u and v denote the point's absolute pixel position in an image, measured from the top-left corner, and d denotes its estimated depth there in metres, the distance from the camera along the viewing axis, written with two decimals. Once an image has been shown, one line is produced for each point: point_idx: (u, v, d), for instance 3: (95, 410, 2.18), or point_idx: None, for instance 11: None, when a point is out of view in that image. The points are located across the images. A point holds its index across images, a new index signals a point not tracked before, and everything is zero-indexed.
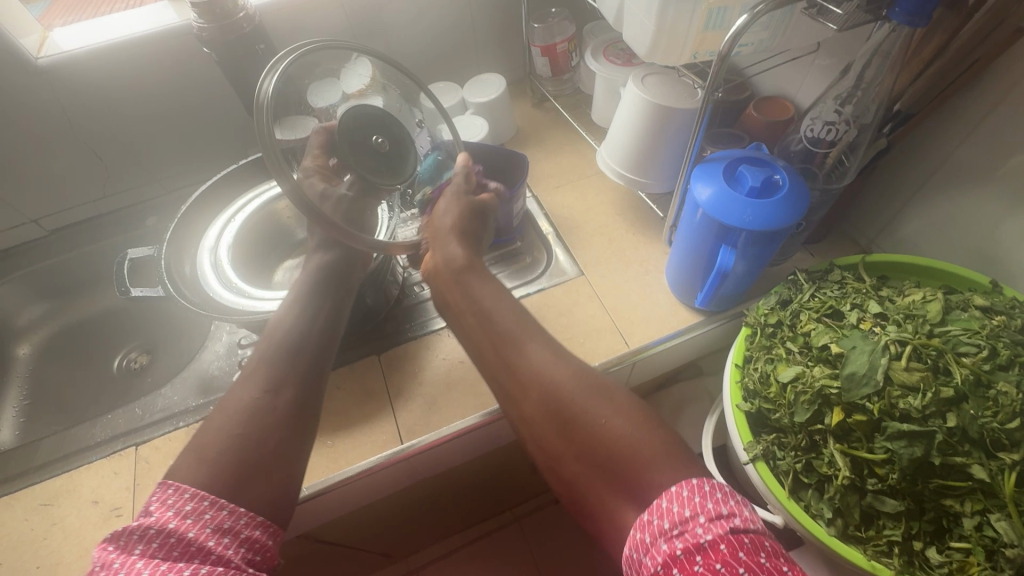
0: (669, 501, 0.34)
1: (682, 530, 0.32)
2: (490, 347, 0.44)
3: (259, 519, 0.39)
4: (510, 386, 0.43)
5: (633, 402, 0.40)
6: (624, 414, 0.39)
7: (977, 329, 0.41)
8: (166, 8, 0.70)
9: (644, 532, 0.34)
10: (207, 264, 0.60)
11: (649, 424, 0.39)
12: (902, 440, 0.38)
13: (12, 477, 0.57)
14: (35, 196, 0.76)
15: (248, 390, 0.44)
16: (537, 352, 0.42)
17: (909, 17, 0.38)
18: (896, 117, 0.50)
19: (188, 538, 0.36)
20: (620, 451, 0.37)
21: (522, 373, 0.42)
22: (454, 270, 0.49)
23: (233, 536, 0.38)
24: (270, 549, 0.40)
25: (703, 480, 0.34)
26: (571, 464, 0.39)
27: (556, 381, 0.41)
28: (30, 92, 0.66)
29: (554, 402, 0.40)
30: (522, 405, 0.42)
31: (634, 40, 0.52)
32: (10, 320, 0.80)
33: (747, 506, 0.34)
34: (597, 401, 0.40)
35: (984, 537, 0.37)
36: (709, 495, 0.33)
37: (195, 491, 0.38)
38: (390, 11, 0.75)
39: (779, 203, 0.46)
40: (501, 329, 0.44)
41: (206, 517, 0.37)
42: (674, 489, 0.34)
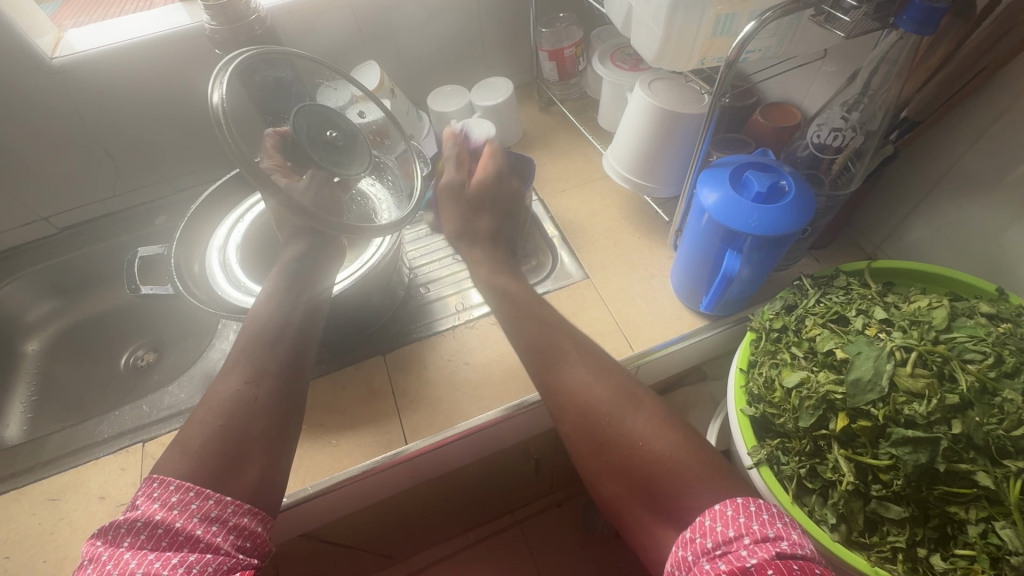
0: (713, 520, 0.34)
1: (725, 551, 0.32)
2: (535, 361, 0.45)
3: (247, 507, 0.39)
4: (555, 402, 0.43)
5: (673, 420, 0.40)
6: (662, 432, 0.39)
7: (983, 336, 0.41)
8: (177, 10, 0.71)
9: (687, 550, 0.34)
10: (216, 263, 0.60)
11: (690, 442, 0.39)
12: (907, 446, 0.38)
13: (20, 472, 0.58)
14: (46, 194, 0.77)
15: (230, 382, 0.44)
16: (579, 368, 0.43)
17: (917, 25, 0.39)
18: (902, 124, 0.50)
19: (176, 528, 0.36)
20: (657, 471, 0.37)
21: (565, 390, 0.43)
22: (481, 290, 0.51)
23: (221, 524, 0.38)
24: (260, 536, 0.40)
25: (749, 501, 0.34)
26: (611, 483, 0.40)
27: (595, 398, 0.41)
28: (44, 91, 0.67)
29: (592, 422, 0.41)
30: (564, 422, 0.42)
31: (642, 46, 0.52)
32: (19, 316, 0.80)
33: (795, 529, 0.33)
34: (637, 419, 0.40)
35: (988, 544, 0.37)
36: (753, 516, 0.33)
37: (180, 484, 0.38)
38: (399, 14, 0.76)
39: (785, 208, 0.47)
40: (546, 343, 0.45)
41: (192, 507, 0.37)
42: (718, 509, 0.34)
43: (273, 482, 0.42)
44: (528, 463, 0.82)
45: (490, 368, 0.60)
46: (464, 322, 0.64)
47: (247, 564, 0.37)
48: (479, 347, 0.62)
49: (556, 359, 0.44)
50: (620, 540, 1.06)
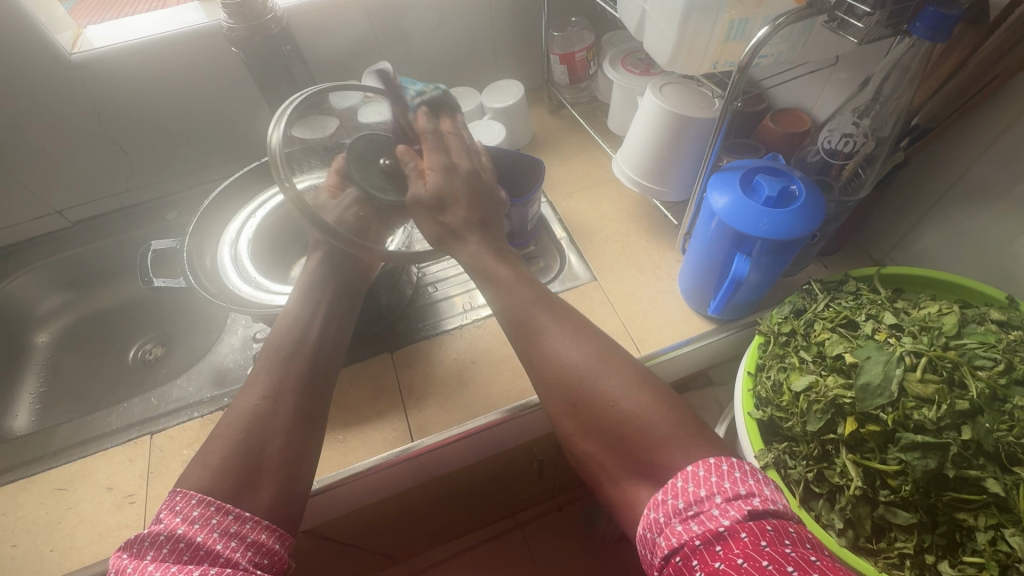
0: (684, 480, 0.33)
1: (697, 511, 0.32)
2: (516, 329, 0.43)
3: (266, 523, 0.39)
4: (531, 366, 0.42)
5: (652, 382, 0.39)
6: (641, 392, 0.38)
7: (994, 343, 0.40)
8: (195, 8, 0.72)
9: (658, 512, 0.34)
10: (228, 257, 0.61)
11: (666, 404, 0.38)
12: (916, 452, 0.38)
13: (30, 461, 0.58)
14: (61, 188, 0.78)
15: (251, 395, 0.45)
16: (557, 333, 0.41)
17: (930, 32, 0.39)
18: (914, 131, 0.51)
19: (196, 542, 0.36)
20: (630, 431, 0.37)
21: (541, 354, 0.41)
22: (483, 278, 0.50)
23: (240, 540, 0.37)
24: (279, 553, 0.39)
25: (722, 460, 0.34)
26: (584, 443, 0.39)
27: (570, 362, 0.40)
28: (62, 87, 0.68)
29: (569, 385, 0.39)
30: (541, 385, 0.41)
31: (654, 50, 0.53)
32: (30, 308, 0.81)
33: (767, 485, 0.33)
34: (612, 380, 0.38)
35: (998, 552, 0.37)
36: (727, 475, 0.33)
37: (201, 497, 0.38)
38: (413, 16, 0.77)
39: (795, 213, 0.47)
40: (526, 309, 0.43)
41: (213, 522, 0.37)
42: (690, 470, 0.34)
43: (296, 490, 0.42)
44: (531, 465, 0.82)
45: (497, 367, 0.60)
46: (471, 322, 0.64)
47: None
48: (486, 346, 0.62)
49: (535, 325, 0.42)
50: (622, 545, 1.06)
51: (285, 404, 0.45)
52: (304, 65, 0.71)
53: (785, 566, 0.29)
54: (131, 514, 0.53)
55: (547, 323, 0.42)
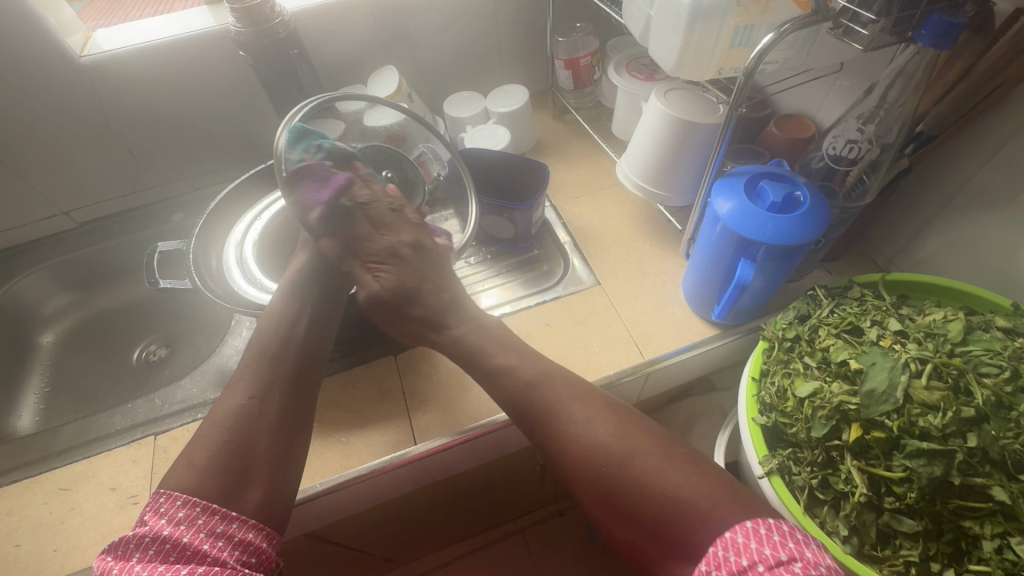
0: (725, 550, 0.35)
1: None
2: (528, 417, 0.46)
3: (252, 523, 0.41)
4: (555, 452, 0.43)
5: (676, 455, 0.40)
6: (669, 465, 0.39)
7: (999, 350, 0.40)
8: (203, 13, 0.72)
9: None
10: (233, 259, 0.61)
11: (694, 475, 0.38)
12: (921, 459, 0.38)
13: (34, 461, 0.58)
14: (68, 189, 0.78)
15: (235, 396, 0.47)
16: (573, 418, 0.43)
17: (934, 39, 0.39)
18: (918, 137, 0.50)
19: (183, 543, 0.38)
20: (666, 513, 0.37)
21: (562, 441, 0.43)
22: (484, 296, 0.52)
23: (226, 539, 0.39)
24: (266, 551, 0.41)
25: (759, 523, 0.35)
26: (624, 529, 0.40)
27: (595, 445, 0.41)
28: (71, 89, 0.69)
29: (597, 472, 0.41)
30: (568, 473, 0.43)
31: (660, 56, 0.53)
32: (35, 308, 0.81)
33: (811, 547, 0.34)
34: (638, 461, 0.40)
35: (1004, 560, 0.36)
36: (765, 540, 0.34)
37: (186, 499, 0.40)
38: (419, 20, 0.77)
39: (800, 218, 0.47)
40: (534, 397, 0.45)
41: (199, 523, 0.39)
42: (730, 537, 0.35)
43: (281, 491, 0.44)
44: (533, 469, 0.82)
45: None
46: None
47: None
48: None
49: (546, 412, 0.44)
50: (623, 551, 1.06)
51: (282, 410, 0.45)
52: (310, 68, 0.71)
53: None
54: (134, 514, 0.53)
55: (559, 404, 0.44)
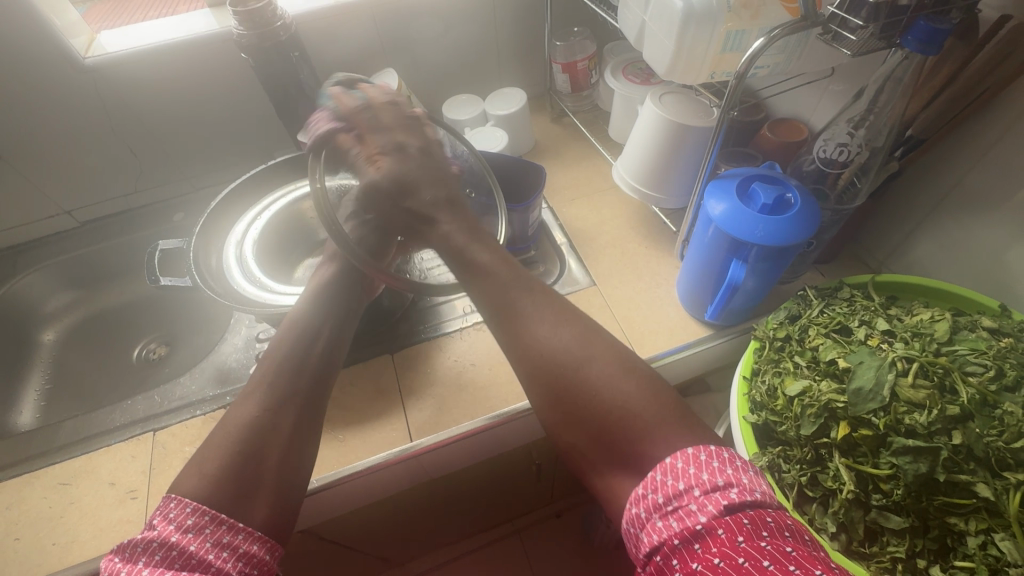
0: (664, 474, 0.34)
1: (676, 506, 0.33)
2: (499, 307, 0.43)
3: (258, 534, 0.39)
4: (514, 351, 0.42)
5: (636, 368, 0.39)
6: (627, 377, 0.38)
7: (984, 349, 0.41)
8: (206, 15, 0.74)
9: (639, 508, 0.34)
10: (233, 257, 0.62)
11: (650, 391, 0.38)
12: (907, 456, 0.38)
13: (34, 456, 0.59)
14: (71, 188, 0.79)
15: (249, 407, 0.44)
16: (539, 317, 0.41)
17: (921, 45, 0.40)
18: (907, 142, 0.52)
19: (189, 551, 0.36)
20: (613, 423, 0.37)
21: (522, 341, 0.41)
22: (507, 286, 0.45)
23: (231, 551, 0.37)
24: (267, 564, 0.39)
25: (700, 450, 0.34)
26: (568, 432, 0.39)
27: (552, 347, 0.40)
28: (75, 90, 0.70)
29: (551, 373, 0.39)
30: (523, 370, 0.41)
31: (653, 59, 0.54)
32: (37, 306, 0.82)
33: (747, 474, 0.34)
34: (594, 370, 0.38)
35: (988, 556, 0.37)
36: (705, 466, 0.33)
37: (196, 506, 0.38)
38: (418, 24, 0.78)
39: (790, 219, 0.48)
40: (506, 291, 0.43)
41: (206, 532, 0.37)
42: (669, 462, 0.34)
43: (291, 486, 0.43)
44: (529, 469, 0.82)
45: (496, 369, 0.61)
46: (472, 324, 0.65)
47: None
48: (485, 349, 0.63)
49: (514, 307, 0.42)
50: (620, 552, 1.06)
51: (278, 406, 0.45)
52: (311, 71, 0.72)
53: (762, 562, 0.29)
54: (132, 509, 0.53)
55: (527, 304, 0.42)
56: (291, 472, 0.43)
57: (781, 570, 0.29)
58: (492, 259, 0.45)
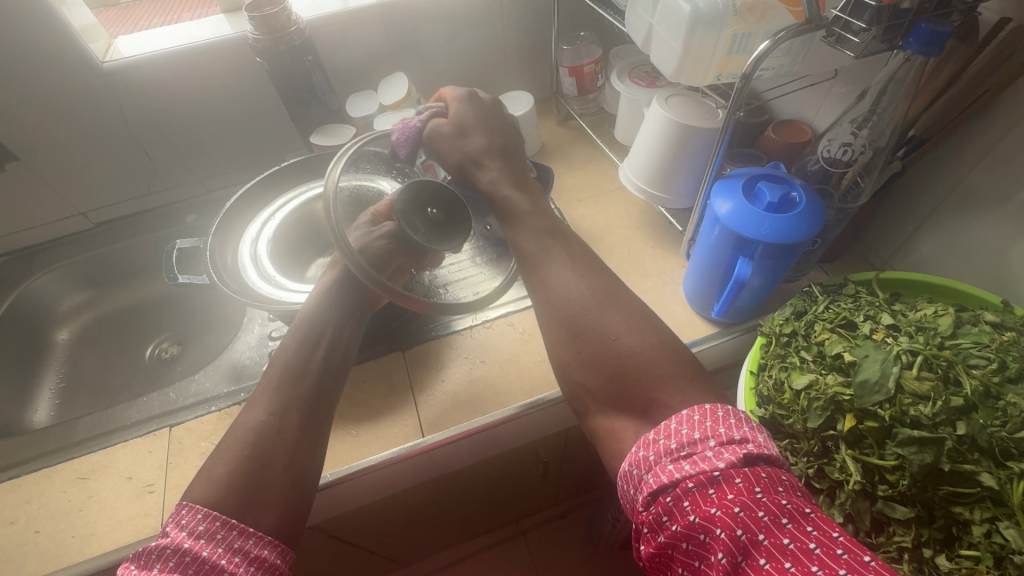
0: (679, 424, 0.36)
1: (691, 452, 0.34)
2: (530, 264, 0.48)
3: (269, 539, 0.40)
4: (541, 300, 0.47)
5: (651, 325, 0.43)
6: (643, 331, 0.42)
7: (987, 342, 0.42)
8: (219, 21, 0.75)
9: (649, 451, 0.36)
10: (248, 257, 0.64)
11: (663, 345, 0.41)
12: (913, 447, 0.39)
13: (50, 452, 0.60)
14: (86, 190, 0.81)
15: (258, 412, 0.46)
16: (567, 267, 0.46)
17: (923, 46, 0.41)
18: (910, 141, 0.53)
19: (202, 557, 0.36)
20: (625, 367, 0.41)
21: (548, 286, 0.46)
22: (533, 248, 0.49)
23: (243, 556, 0.38)
24: (280, 567, 0.40)
25: (717, 407, 0.37)
26: (577, 373, 0.43)
27: (575, 295, 0.44)
28: (92, 93, 0.71)
29: (572, 315, 0.44)
30: (544, 317, 0.46)
31: (661, 63, 0.56)
32: (52, 305, 0.84)
33: (761, 434, 0.36)
34: (613, 318, 0.43)
35: (992, 544, 0.37)
36: (721, 421, 0.35)
37: (207, 512, 0.39)
38: (428, 29, 0.80)
39: (795, 217, 0.49)
40: (544, 243, 0.48)
41: (218, 538, 0.38)
42: (686, 414, 0.36)
43: (302, 478, 0.44)
44: (536, 468, 0.83)
45: (505, 367, 0.62)
46: (479, 322, 0.66)
47: None
48: (496, 347, 0.64)
49: (542, 260, 0.48)
50: (625, 553, 1.06)
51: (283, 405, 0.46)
52: (323, 74, 0.74)
53: (781, 518, 0.31)
54: (150, 503, 0.54)
55: (557, 257, 0.47)
56: (295, 465, 0.44)
57: (800, 528, 0.30)
58: (532, 210, 0.51)
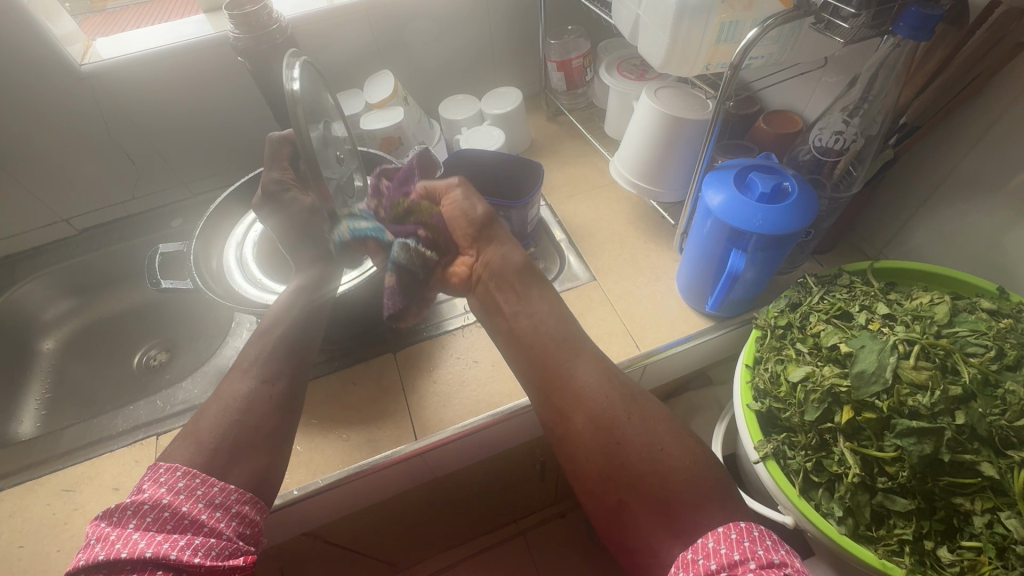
0: (717, 542, 0.37)
1: (731, 573, 0.35)
2: (540, 364, 0.47)
3: (249, 496, 0.41)
4: (564, 402, 0.45)
5: (684, 435, 0.44)
6: (679, 446, 0.43)
7: (984, 329, 0.41)
8: (201, 22, 0.74)
9: (689, 571, 0.37)
10: (234, 261, 0.63)
11: (700, 458, 0.42)
12: (911, 438, 0.38)
13: (33, 464, 0.58)
14: (70, 197, 0.79)
15: (247, 380, 0.45)
16: (594, 372, 0.46)
17: (913, 31, 0.39)
18: (902, 129, 0.52)
19: (181, 512, 0.38)
20: (672, 483, 0.41)
21: (575, 392, 0.45)
22: (556, 341, 0.48)
23: (224, 511, 0.39)
24: (259, 524, 0.42)
25: (752, 526, 0.38)
26: (617, 491, 0.43)
27: (611, 405, 0.44)
28: (71, 97, 0.70)
29: (607, 426, 0.43)
30: (572, 426, 0.45)
31: (648, 53, 0.55)
32: (35, 315, 0.82)
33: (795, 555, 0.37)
34: (653, 432, 0.43)
35: (994, 534, 0.37)
36: (758, 541, 0.37)
37: (186, 470, 0.40)
38: (414, 25, 0.79)
39: (789, 208, 0.48)
40: (567, 345, 0.48)
41: (197, 494, 0.39)
42: (722, 532, 0.37)
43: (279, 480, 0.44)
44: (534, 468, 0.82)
45: (499, 365, 0.61)
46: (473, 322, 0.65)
47: (248, 549, 0.39)
48: (487, 346, 0.63)
49: (565, 359, 0.47)
50: None
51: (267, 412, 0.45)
52: None
53: None
54: None
55: (583, 359, 0.47)
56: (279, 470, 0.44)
57: None
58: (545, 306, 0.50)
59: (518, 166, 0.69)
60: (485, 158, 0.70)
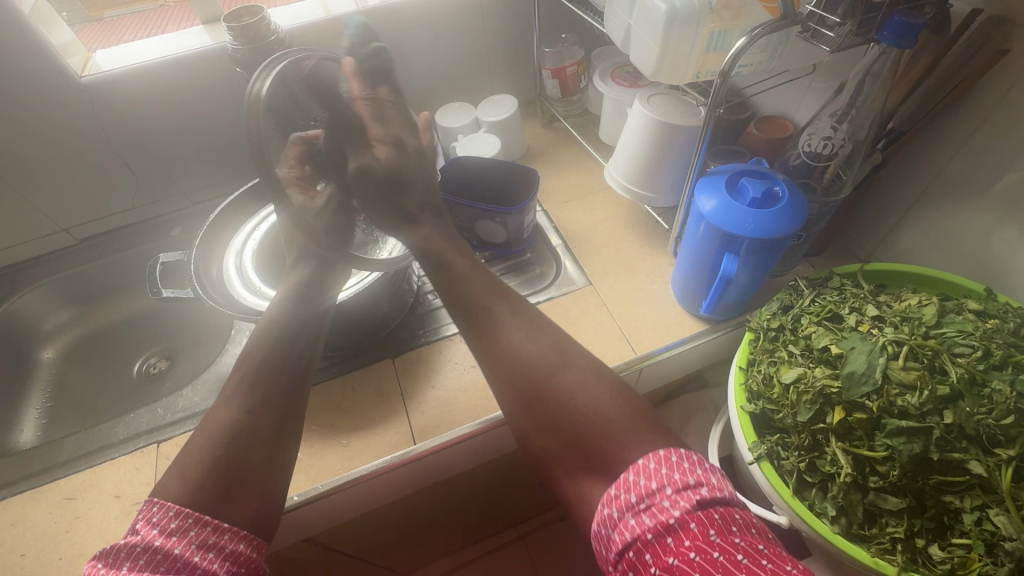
0: (636, 475, 0.35)
1: (649, 503, 0.33)
2: (469, 323, 0.45)
3: (243, 534, 0.40)
4: (489, 358, 0.44)
5: (610, 379, 0.41)
6: (600, 389, 0.40)
7: (971, 330, 0.42)
8: (198, 33, 0.75)
9: (612, 508, 0.35)
10: (233, 269, 0.63)
11: (619, 399, 0.39)
12: (901, 437, 0.39)
13: (35, 473, 0.59)
14: (70, 207, 0.80)
15: (229, 412, 0.45)
16: (515, 325, 0.43)
17: (897, 38, 0.40)
18: (890, 134, 0.54)
19: (174, 554, 0.36)
20: (585, 425, 0.38)
21: (499, 346, 0.43)
22: (481, 300, 0.45)
23: (218, 551, 0.38)
24: (254, 563, 0.40)
25: (671, 451, 0.36)
26: (541, 439, 0.41)
27: (532, 356, 0.42)
28: (71, 108, 0.71)
29: (526, 376, 0.41)
30: (498, 380, 0.43)
31: (641, 63, 0.55)
32: (36, 324, 0.82)
33: (715, 474, 0.35)
34: (571, 376, 0.41)
35: (983, 531, 0.38)
36: (677, 466, 0.35)
37: (179, 510, 0.39)
38: (410, 34, 0.80)
39: (778, 212, 0.49)
40: (490, 301, 0.45)
41: (190, 534, 0.38)
42: (642, 464, 0.35)
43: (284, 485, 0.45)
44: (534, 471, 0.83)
45: None
46: None
47: None
48: None
49: (489, 318, 0.44)
50: None
51: (265, 420, 0.46)
52: None
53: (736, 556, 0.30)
54: None
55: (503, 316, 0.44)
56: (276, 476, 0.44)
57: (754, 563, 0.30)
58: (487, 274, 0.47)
59: (516, 171, 0.70)
60: (485, 165, 0.71)
